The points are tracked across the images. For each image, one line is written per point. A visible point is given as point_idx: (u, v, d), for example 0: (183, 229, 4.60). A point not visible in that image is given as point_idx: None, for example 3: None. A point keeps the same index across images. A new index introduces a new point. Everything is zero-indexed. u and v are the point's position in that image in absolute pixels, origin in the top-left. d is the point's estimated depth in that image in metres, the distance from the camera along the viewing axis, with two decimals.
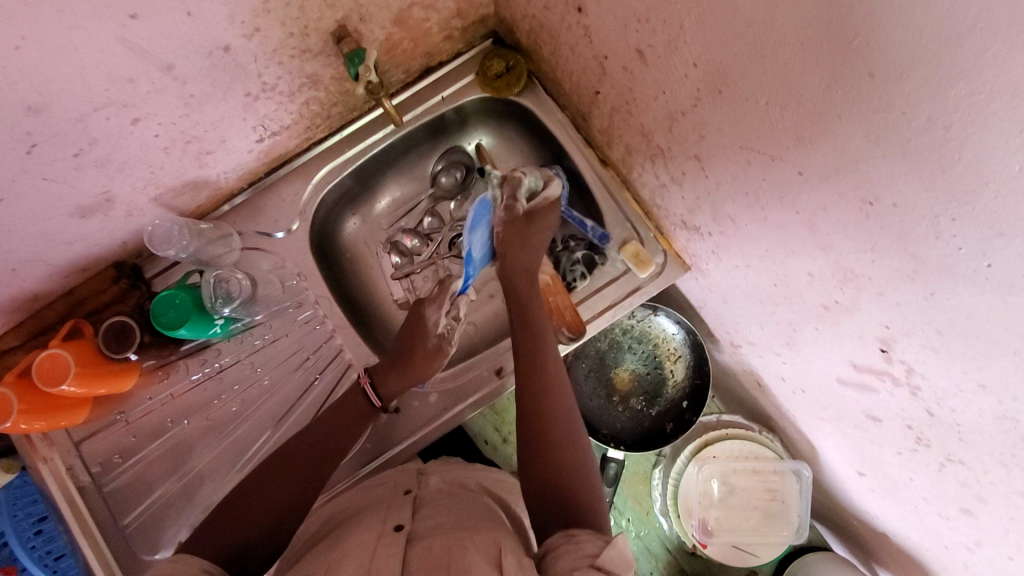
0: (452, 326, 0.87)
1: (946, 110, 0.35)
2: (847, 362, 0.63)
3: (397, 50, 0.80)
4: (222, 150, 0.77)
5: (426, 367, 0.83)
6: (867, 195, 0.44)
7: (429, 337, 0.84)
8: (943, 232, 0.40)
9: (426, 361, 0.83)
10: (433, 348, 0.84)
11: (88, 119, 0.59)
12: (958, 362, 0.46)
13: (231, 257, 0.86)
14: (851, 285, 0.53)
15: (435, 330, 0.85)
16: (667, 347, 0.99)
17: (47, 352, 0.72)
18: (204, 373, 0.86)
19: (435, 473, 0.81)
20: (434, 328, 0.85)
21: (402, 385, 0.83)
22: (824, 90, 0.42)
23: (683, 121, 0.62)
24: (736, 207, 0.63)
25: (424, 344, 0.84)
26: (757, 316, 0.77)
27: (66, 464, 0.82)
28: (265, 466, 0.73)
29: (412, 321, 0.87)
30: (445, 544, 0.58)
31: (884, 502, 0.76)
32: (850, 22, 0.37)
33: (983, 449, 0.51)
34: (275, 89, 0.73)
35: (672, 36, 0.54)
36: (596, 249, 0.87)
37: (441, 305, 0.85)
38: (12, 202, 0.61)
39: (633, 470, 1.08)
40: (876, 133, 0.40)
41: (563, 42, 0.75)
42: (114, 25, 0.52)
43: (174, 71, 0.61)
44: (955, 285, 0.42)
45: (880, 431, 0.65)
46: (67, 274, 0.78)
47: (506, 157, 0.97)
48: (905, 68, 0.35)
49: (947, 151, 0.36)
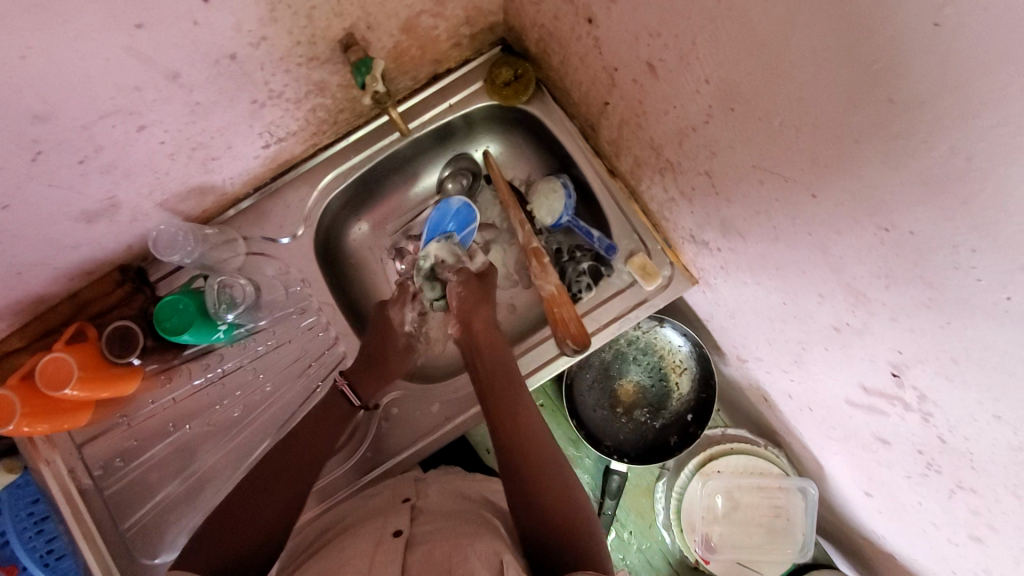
0: (418, 322, 0.91)
1: (969, 140, 0.33)
2: (857, 385, 0.62)
3: (405, 57, 0.79)
4: (228, 156, 0.77)
5: (398, 365, 0.86)
6: (882, 221, 0.43)
7: (397, 336, 0.88)
8: (961, 261, 0.39)
9: (399, 358, 0.87)
10: (403, 346, 0.88)
11: (93, 126, 0.58)
12: (973, 392, 0.45)
13: (234, 263, 0.86)
14: (864, 308, 0.51)
15: (403, 328, 0.89)
16: (672, 359, 0.99)
17: (51, 355, 0.72)
18: (207, 378, 0.86)
19: (434, 484, 0.79)
20: (402, 326, 0.89)
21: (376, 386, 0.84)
22: (841, 113, 0.41)
23: (693, 136, 0.61)
24: (746, 224, 0.62)
25: (393, 344, 0.87)
26: (764, 332, 0.75)
27: (68, 466, 0.82)
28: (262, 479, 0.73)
29: (377, 322, 0.89)
30: (444, 550, 0.58)
31: (890, 523, 0.75)
32: (871, 47, 0.36)
33: (996, 480, 0.49)
34: (282, 96, 0.73)
35: (684, 52, 0.53)
36: (602, 261, 0.87)
37: (404, 304, 0.90)
38: (17, 208, 0.61)
39: (635, 482, 1.07)
40: (894, 161, 0.39)
41: (574, 52, 0.74)
42: (120, 34, 0.52)
43: (180, 79, 0.60)
44: (972, 315, 0.41)
45: (889, 454, 0.64)
46: (73, 278, 0.78)
47: (513, 165, 0.96)
48: (930, 97, 0.34)
49: (969, 182, 0.35)
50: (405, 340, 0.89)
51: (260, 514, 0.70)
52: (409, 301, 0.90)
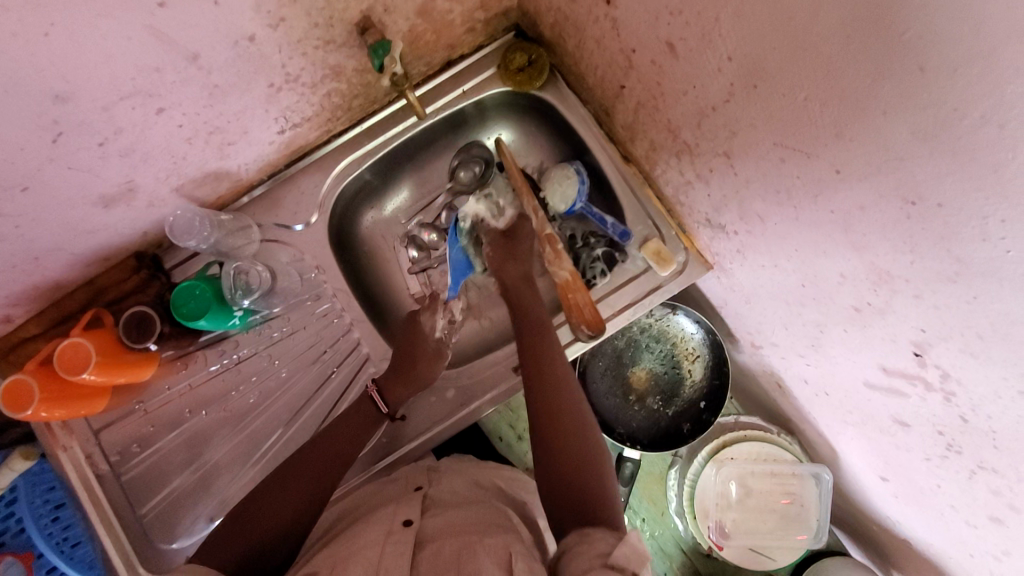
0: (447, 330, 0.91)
1: (1001, 108, 0.33)
2: (876, 366, 0.61)
3: (420, 42, 0.79)
4: (244, 141, 0.77)
5: (429, 370, 0.84)
6: (909, 195, 0.42)
7: (428, 341, 0.87)
8: (990, 233, 0.39)
9: (429, 364, 0.84)
10: (433, 351, 0.86)
11: (113, 108, 0.59)
12: (997, 368, 0.45)
13: (250, 249, 0.86)
14: (886, 286, 0.51)
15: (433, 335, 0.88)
16: (685, 347, 0.98)
17: (69, 340, 0.72)
18: (222, 365, 0.87)
19: (447, 473, 0.79)
20: (432, 332, 0.88)
21: (404, 390, 0.82)
22: (869, 85, 0.41)
23: (713, 117, 0.60)
24: (765, 205, 0.62)
25: (424, 349, 0.86)
26: (781, 316, 0.75)
27: (85, 452, 0.83)
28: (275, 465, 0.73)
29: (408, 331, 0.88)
30: (454, 547, 0.58)
31: (907, 508, 0.75)
32: (902, 15, 0.35)
33: (1019, 458, 0.49)
34: (298, 80, 0.73)
35: (706, 29, 0.53)
36: (616, 247, 0.87)
37: (435, 310, 0.90)
38: (37, 189, 0.61)
39: (648, 469, 1.08)
40: (924, 132, 0.39)
41: (590, 34, 0.74)
42: (142, 13, 0.52)
43: (199, 61, 0.60)
44: (999, 287, 0.40)
45: (908, 436, 0.64)
46: (90, 264, 0.78)
47: (526, 152, 0.96)
48: (961, 64, 0.34)
49: (1000, 151, 0.35)
50: (436, 346, 0.87)
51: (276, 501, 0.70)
52: (440, 307, 0.90)
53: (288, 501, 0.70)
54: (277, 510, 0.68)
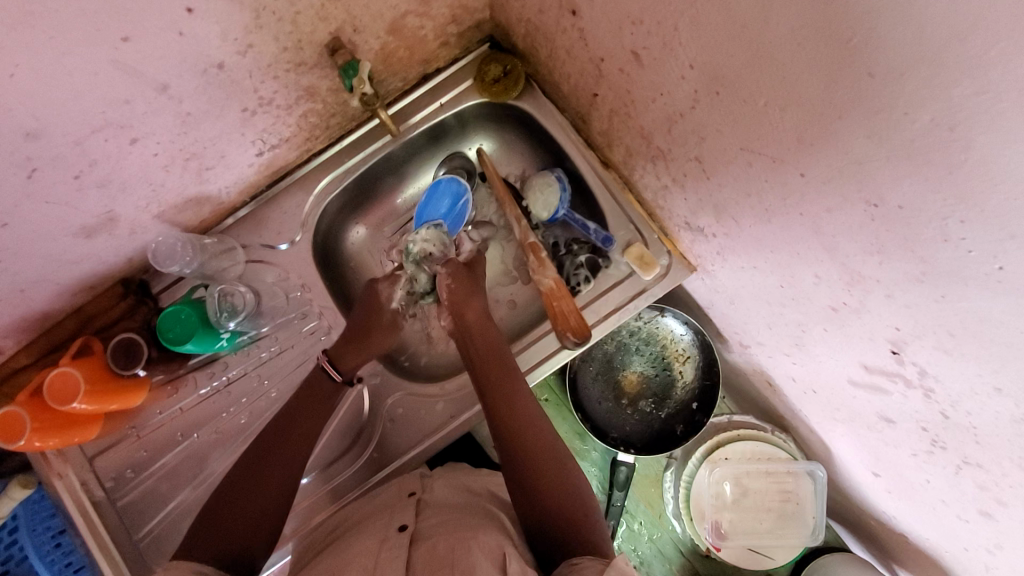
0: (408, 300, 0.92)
1: (948, 110, 0.33)
2: (858, 364, 0.61)
3: (392, 59, 0.79)
4: (222, 165, 0.78)
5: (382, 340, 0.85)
6: (870, 196, 0.43)
7: (385, 312, 0.87)
8: (951, 233, 0.39)
9: (382, 335, 0.85)
10: (388, 322, 0.87)
11: (86, 141, 0.59)
12: (971, 364, 0.45)
13: (235, 271, 0.86)
14: (860, 287, 0.51)
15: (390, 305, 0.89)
16: (674, 348, 0.98)
17: (58, 370, 0.72)
18: (212, 387, 0.87)
19: (440, 478, 0.78)
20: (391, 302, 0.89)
21: (357, 358, 0.83)
22: (822, 91, 0.41)
23: (682, 123, 0.61)
24: (738, 208, 0.62)
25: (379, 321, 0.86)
26: (765, 317, 0.75)
27: (80, 479, 0.82)
28: (244, 477, 0.71)
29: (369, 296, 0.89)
30: (448, 543, 0.59)
31: (900, 502, 0.74)
32: (846, 22, 0.36)
33: (1000, 453, 0.49)
34: (272, 103, 0.74)
35: (666, 37, 0.53)
36: (599, 253, 0.87)
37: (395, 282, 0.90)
38: (17, 225, 0.62)
39: (645, 472, 1.05)
40: (878, 134, 0.39)
41: (559, 45, 0.74)
42: (106, 48, 0.52)
43: (169, 91, 0.61)
44: (965, 287, 0.40)
45: (894, 432, 0.64)
46: (75, 292, 0.78)
47: (507, 161, 0.97)
48: (907, 67, 0.34)
49: (953, 152, 0.35)
50: (390, 318, 0.88)
51: (247, 503, 0.69)
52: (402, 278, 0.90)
53: (256, 502, 0.70)
54: (241, 523, 0.67)
